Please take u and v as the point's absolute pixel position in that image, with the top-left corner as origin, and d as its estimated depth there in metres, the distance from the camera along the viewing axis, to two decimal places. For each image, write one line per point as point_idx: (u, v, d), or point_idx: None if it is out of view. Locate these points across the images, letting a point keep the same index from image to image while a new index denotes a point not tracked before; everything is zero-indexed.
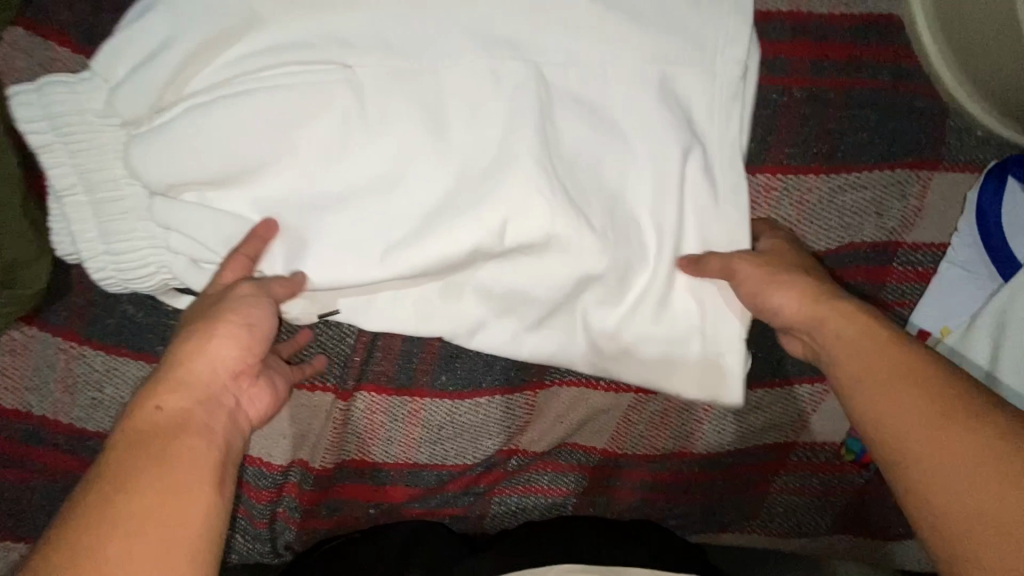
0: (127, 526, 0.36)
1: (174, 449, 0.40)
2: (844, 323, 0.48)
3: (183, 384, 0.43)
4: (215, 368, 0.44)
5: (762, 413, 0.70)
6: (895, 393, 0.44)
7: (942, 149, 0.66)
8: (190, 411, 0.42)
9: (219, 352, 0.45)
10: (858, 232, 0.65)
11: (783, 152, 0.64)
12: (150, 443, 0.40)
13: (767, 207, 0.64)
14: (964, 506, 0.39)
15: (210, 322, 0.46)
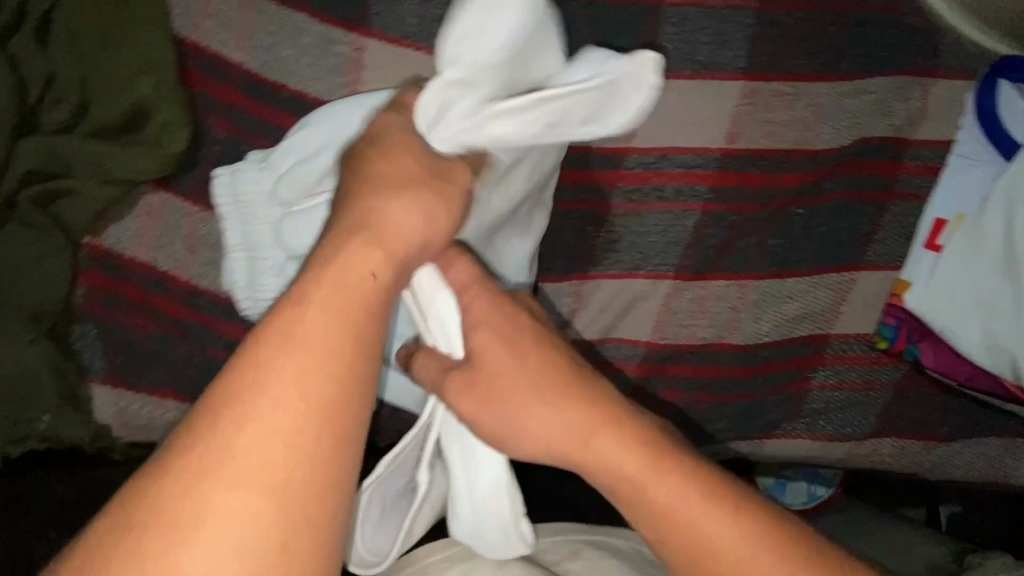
0: (268, 413, 0.36)
1: (311, 351, 0.37)
2: (587, 433, 0.50)
3: (328, 301, 0.39)
4: (362, 279, 0.41)
5: (795, 302, 0.74)
6: (595, 427, 0.50)
7: (935, 60, 0.74)
8: (337, 302, 0.40)
9: (359, 283, 0.41)
10: (867, 131, 0.73)
11: (793, 61, 0.73)
12: (274, 367, 0.37)
13: (783, 110, 0.72)
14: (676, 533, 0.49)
15: (413, 194, 0.47)
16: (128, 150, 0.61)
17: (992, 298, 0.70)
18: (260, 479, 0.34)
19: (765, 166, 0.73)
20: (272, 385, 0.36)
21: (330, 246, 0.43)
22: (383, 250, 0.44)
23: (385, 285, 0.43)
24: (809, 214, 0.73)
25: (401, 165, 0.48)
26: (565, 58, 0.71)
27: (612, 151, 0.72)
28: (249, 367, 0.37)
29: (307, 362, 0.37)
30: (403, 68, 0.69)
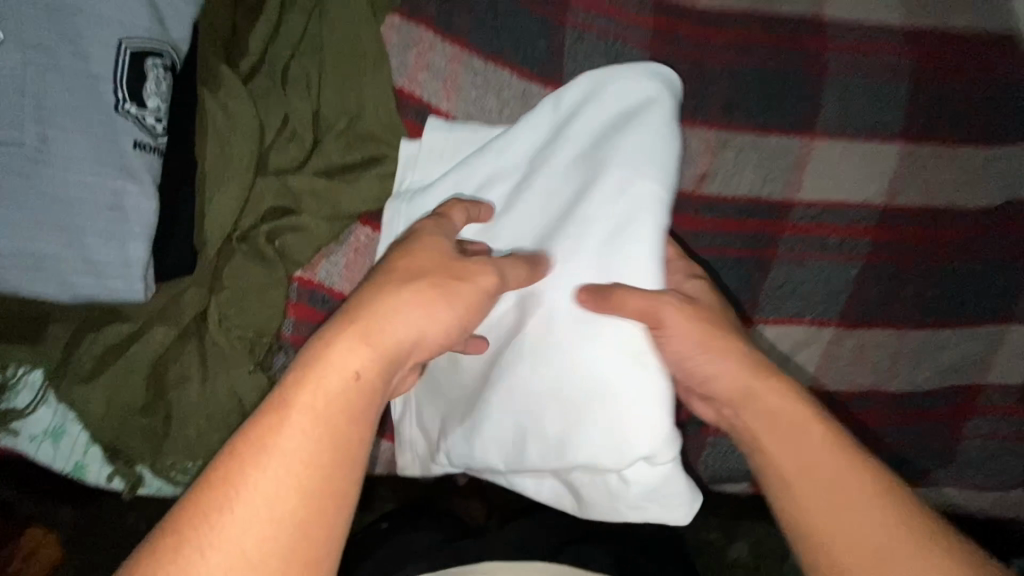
0: (292, 470, 0.41)
1: (319, 416, 0.43)
2: (755, 381, 0.54)
3: (316, 406, 0.43)
4: (353, 373, 0.44)
5: (950, 352, 0.79)
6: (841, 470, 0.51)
7: None
8: (344, 383, 0.44)
9: (341, 378, 0.44)
10: (1016, 194, 0.78)
11: (947, 126, 0.78)
12: (294, 428, 0.43)
13: (939, 171, 0.78)
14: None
15: (409, 290, 0.48)
16: (361, 184, 0.65)
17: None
18: (283, 515, 0.41)
19: (922, 223, 0.78)
20: (299, 436, 0.42)
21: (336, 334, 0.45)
22: (370, 348, 0.46)
23: (366, 383, 0.45)
24: (964, 269, 0.78)
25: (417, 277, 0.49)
26: (739, 116, 0.77)
27: (780, 203, 0.77)
28: (300, 407, 0.43)
29: (320, 437, 0.43)
30: None
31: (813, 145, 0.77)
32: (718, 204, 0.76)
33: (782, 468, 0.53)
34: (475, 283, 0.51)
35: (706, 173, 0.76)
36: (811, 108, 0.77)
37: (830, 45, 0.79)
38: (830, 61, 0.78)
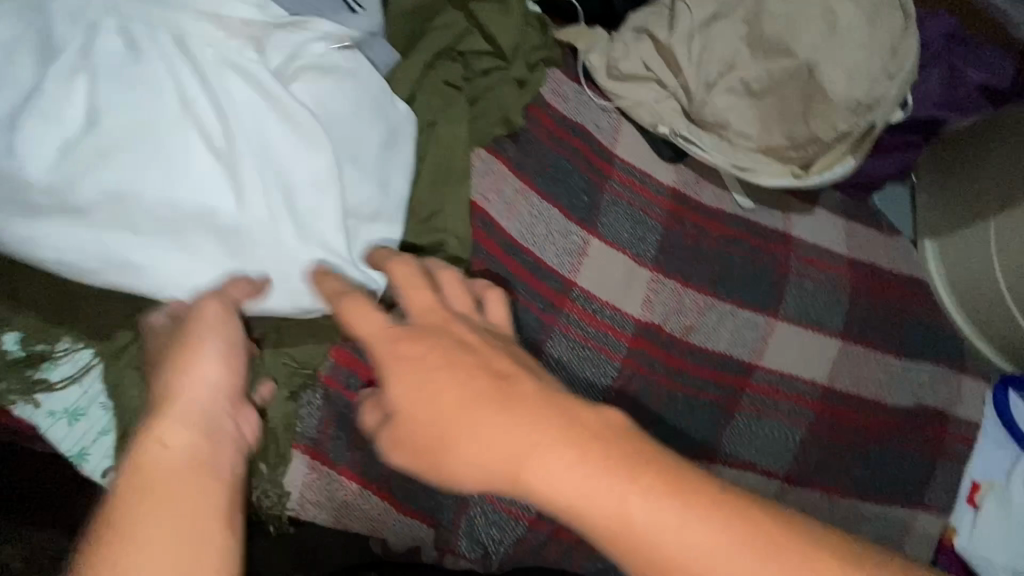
0: (153, 516, 0.42)
1: (169, 465, 0.45)
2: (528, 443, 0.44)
3: (184, 431, 0.47)
4: (207, 400, 0.49)
5: (870, 523, 0.91)
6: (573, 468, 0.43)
7: (964, 363, 1.03)
8: (186, 418, 0.47)
9: (159, 449, 0.45)
10: (923, 401, 0.98)
11: (872, 335, 1.00)
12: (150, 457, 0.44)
13: (867, 369, 0.97)
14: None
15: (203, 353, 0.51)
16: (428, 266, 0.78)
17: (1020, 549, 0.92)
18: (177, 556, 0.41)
19: (853, 407, 0.95)
20: (188, 476, 0.44)
21: (146, 416, 0.47)
22: (196, 431, 0.47)
23: (224, 397, 0.50)
24: (883, 452, 0.94)
25: (211, 316, 0.54)
26: (724, 289, 0.97)
27: (748, 364, 0.93)
28: (141, 475, 0.43)
29: (208, 493, 0.45)
30: (614, 264, 0.92)
31: (775, 324, 0.96)
32: (701, 352, 0.92)
33: (505, 462, 0.44)
34: (220, 343, 0.52)
35: (694, 325, 0.93)
36: (776, 297, 0.98)
37: (794, 254, 1.03)
38: (794, 266, 1.01)
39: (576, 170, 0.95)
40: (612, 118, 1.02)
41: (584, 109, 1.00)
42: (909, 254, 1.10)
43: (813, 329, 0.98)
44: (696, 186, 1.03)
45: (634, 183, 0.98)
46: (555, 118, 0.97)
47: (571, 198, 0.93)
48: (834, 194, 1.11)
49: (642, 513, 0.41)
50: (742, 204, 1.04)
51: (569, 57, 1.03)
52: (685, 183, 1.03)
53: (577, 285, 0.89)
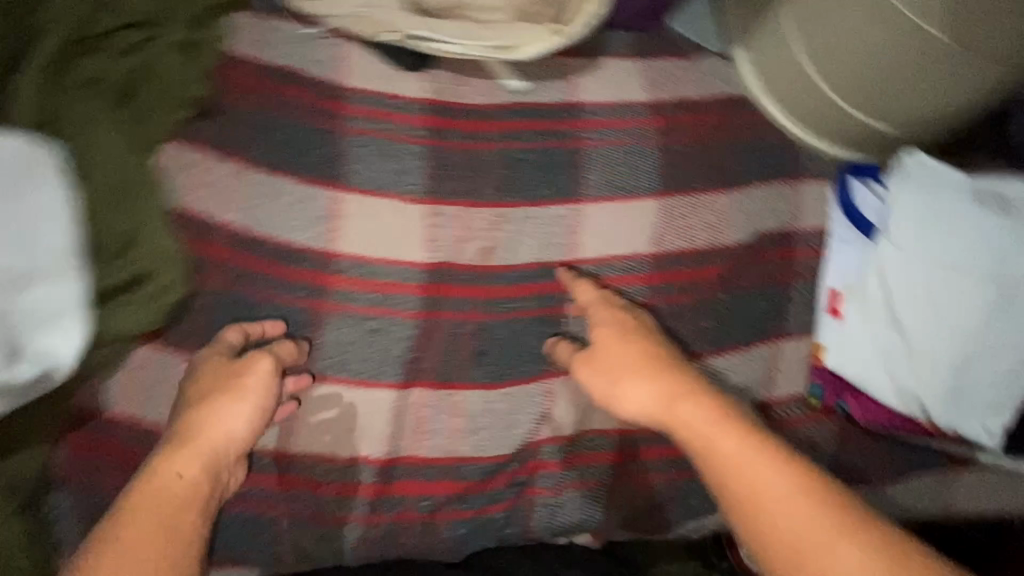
0: (150, 518, 0.61)
1: (184, 479, 0.65)
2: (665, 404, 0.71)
3: (191, 461, 0.66)
4: (227, 441, 0.68)
5: (734, 373, 0.86)
6: (698, 415, 0.69)
7: (801, 169, 0.94)
8: (207, 449, 0.67)
9: (177, 482, 0.64)
10: (762, 227, 0.90)
11: (692, 180, 0.91)
12: (159, 475, 0.64)
13: (693, 218, 0.89)
14: (775, 543, 0.61)
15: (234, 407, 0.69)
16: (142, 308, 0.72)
17: (908, 346, 0.81)
18: (166, 550, 0.60)
19: (687, 264, 0.87)
20: (182, 493, 0.64)
21: (168, 453, 0.66)
22: (248, 423, 0.69)
23: (236, 447, 0.69)
24: (730, 297, 0.87)
25: (259, 379, 0.70)
26: (515, 193, 0.86)
27: (561, 264, 0.85)
28: (161, 488, 0.64)
29: (191, 508, 0.64)
30: (376, 213, 0.80)
31: (581, 210, 0.87)
32: (505, 271, 0.83)
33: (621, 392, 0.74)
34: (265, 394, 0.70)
35: (490, 246, 0.83)
36: (574, 180, 0.88)
37: (586, 123, 0.91)
38: (588, 136, 0.90)
39: (301, 124, 0.81)
40: (331, 44, 0.86)
41: (292, 46, 0.84)
42: (719, 70, 0.98)
43: (623, 199, 0.88)
44: (456, 87, 0.89)
45: (378, 114, 0.85)
46: (258, 71, 0.82)
47: (301, 159, 0.79)
48: (619, 36, 0.97)
49: (735, 464, 0.65)
50: (513, 88, 0.90)
51: None
52: (442, 88, 0.88)
53: (339, 255, 0.78)
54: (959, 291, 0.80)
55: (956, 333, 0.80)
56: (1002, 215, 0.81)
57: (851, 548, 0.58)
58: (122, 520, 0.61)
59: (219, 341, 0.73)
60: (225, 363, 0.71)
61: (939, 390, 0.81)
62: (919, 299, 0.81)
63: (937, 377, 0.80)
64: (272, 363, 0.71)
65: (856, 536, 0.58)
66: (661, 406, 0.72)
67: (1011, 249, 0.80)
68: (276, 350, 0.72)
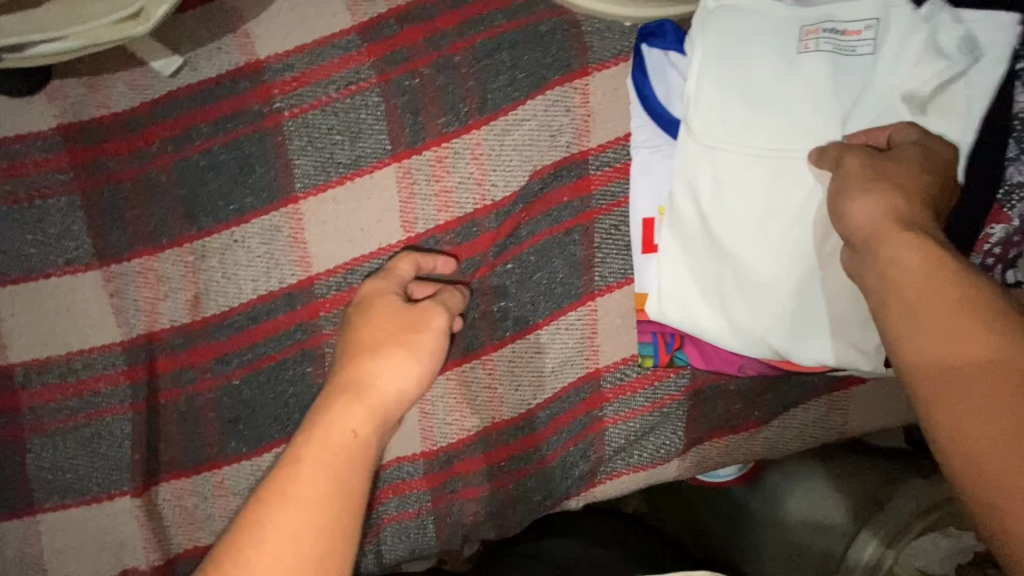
0: (319, 466, 0.47)
1: (335, 448, 0.49)
2: (887, 232, 0.46)
3: (319, 449, 0.49)
4: (396, 400, 0.55)
5: (545, 356, 0.70)
6: (916, 265, 0.43)
7: (583, 57, 0.67)
8: (378, 400, 0.54)
9: (348, 427, 0.51)
10: (540, 161, 0.67)
11: (438, 122, 0.67)
12: (329, 426, 0.51)
13: (446, 176, 0.67)
14: (963, 430, 0.38)
15: (392, 355, 0.56)
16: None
17: (740, 271, 0.62)
18: (302, 545, 0.43)
19: (452, 239, 0.68)
20: (352, 451, 0.50)
21: (331, 399, 0.53)
22: (365, 404, 0.53)
23: (405, 403, 0.56)
24: (519, 265, 0.68)
25: (432, 335, 0.58)
26: (208, 218, 0.66)
27: (296, 288, 0.67)
28: (334, 429, 0.50)
29: (309, 509, 0.45)
30: (39, 304, 0.64)
31: (299, 212, 0.67)
32: (227, 321, 0.66)
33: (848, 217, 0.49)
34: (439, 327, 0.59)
35: (199, 294, 0.66)
36: (283, 174, 0.67)
37: (275, 88, 0.67)
38: (284, 106, 0.67)
39: None
40: None
41: None
42: None
43: (351, 178, 0.67)
44: (98, 96, 0.67)
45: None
46: None
47: None
48: None
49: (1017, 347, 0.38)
50: (167, 69, 0.66)
51: None
52: (73, 106, 0.66)
53: (13, 366, 0.64)
54: (795, 178, 0.59)
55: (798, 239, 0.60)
56: (838, 55, 0.59)
57: (990, 417, 0.37)
58: (266, 491, 0.46)
59: (389, 273, 0.63)
60: (402, 306, 0.59)
61: (783, 318, 0.62)
62: (741, 201, 0.61)
63: (785, 300, 0.61)
64: (449, 323, 0.60)
65: (987, 390, 0.37)
66: (884, 226, 0.46)
67: (851, 104, 0.58)
68: (447, 299, 0.63)
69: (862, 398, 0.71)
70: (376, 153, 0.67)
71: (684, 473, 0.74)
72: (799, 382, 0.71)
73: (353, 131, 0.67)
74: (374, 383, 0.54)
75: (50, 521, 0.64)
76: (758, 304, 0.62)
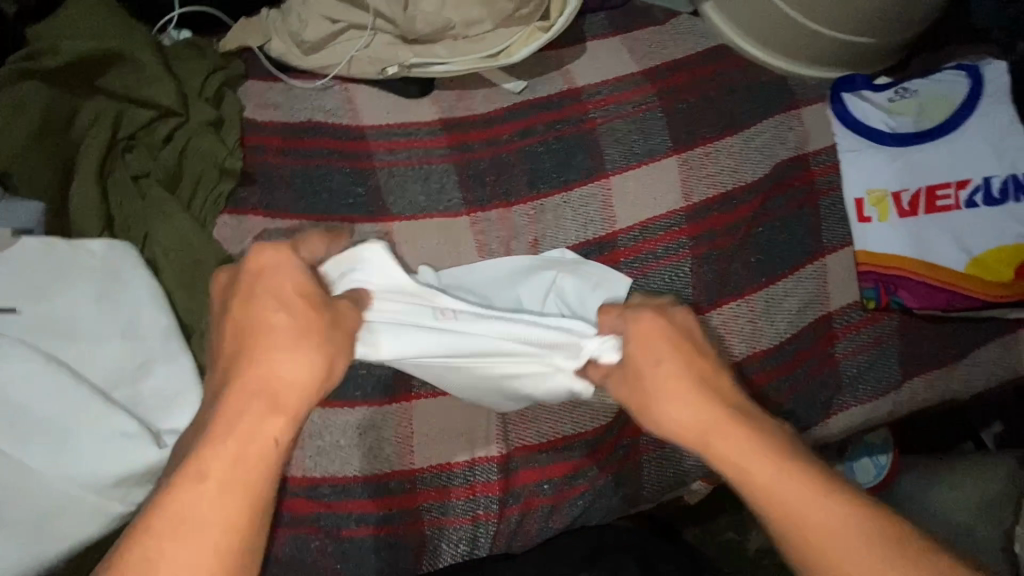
0: (224, 477, 0.48)
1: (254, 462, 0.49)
2: (709, 427, 0.56)
3: (243, 454, 0.49)
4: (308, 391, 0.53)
5: (791, 298, 0.89)
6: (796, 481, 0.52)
7: (797, 96, 0.98)
8: (281, 394, 0.52)
9: (260, 429, 0.50)
10: (777, 157, 0.94)
11: (702, 131, 0.95)
12: (250, 416, 0.50)
13: (711, 165, 0.93)
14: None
15: (306, 348, 0.54)
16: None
17: (943, 227, 0.88)
18: (215, 537, 0.46)
19: (719, 208, 0.91)
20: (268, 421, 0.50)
21: (244, 388, 0.52)
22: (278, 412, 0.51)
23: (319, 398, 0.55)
24: (768, 229, 0.91)
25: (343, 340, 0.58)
26: (543, 185, 0.90)
27: (605, 239, 0.89)
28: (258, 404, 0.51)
29: (223, 529, 0.46)
30: (424, 233, 0.85)
31: (610, 185, 0.91)
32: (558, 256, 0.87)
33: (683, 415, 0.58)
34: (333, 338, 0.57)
35: (537, 238, 0.88)
36: (597, 159, 0.92)
37: (589, 105, 0.95)
38: (596, 116, 0.95)
39: (331, 169, 0.85)
40: (336, 90, 0.91)
41: (302, 101, 0.89)
42: (693, 27, 1.03)
43: (643, 164, 0.92)
44: (463, 103, 0.94)
45: (399, 143, 0.89)
46: (278, 132, 0.86)
47: (343, 200, 0.83)
48: (595, 18, 1.03)
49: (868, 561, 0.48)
50: (512, 90, 0.95)
51: (260, 58, 0.91)
52: (449, 107, 0.93)
53: None
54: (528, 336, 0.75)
55: (982, 204, 0.87)
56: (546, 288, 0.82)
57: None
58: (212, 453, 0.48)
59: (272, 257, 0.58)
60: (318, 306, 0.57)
61: (978, 258, 0.87)
62: (942, 181, 0.88)
63: (980, 248, 0.87)
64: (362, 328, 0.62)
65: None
66: (697, 426, 0.57)
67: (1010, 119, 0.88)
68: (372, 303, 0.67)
69: None
70: (660, 148, 0.93)
71: (897, 405, 0.92)
72: (983, 326, 0.91)
73: (643, 133, 0.94)
74: (285, 369, 0.52)
75: (424, 405, 0.77)
76: (957, 249, 0.88)
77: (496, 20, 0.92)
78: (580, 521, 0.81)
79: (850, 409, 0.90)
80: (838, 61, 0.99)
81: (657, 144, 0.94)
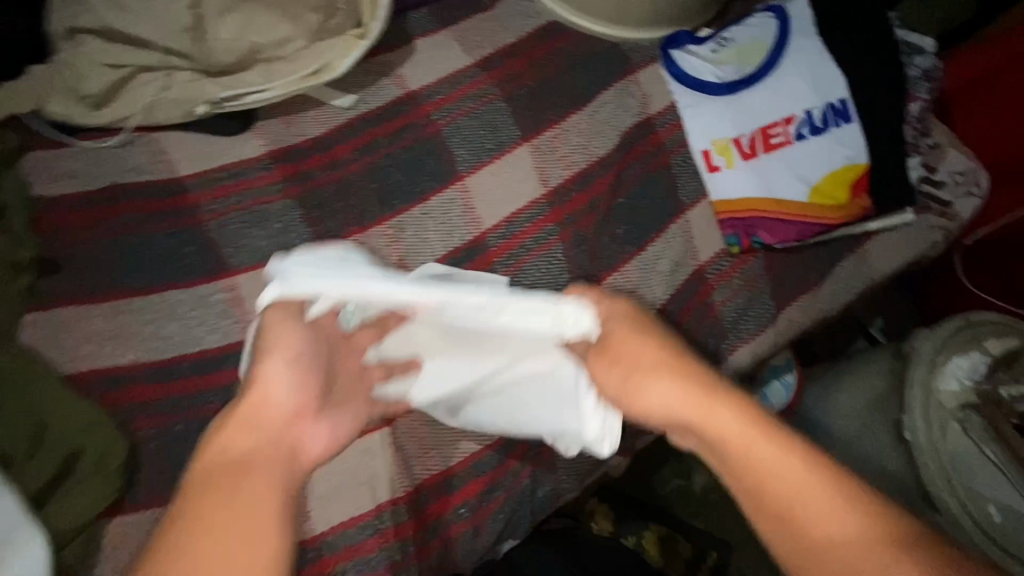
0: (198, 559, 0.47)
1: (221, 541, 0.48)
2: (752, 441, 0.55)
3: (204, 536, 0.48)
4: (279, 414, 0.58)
5: (663, 262, 0.91)
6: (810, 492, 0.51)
7: (631, 61, 0.99)
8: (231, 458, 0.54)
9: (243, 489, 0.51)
10: (624, 125, 0.94)
11: (548, 112, 0.94)
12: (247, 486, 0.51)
13: (562, 146, 0.92)
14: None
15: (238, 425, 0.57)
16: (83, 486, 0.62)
17: (781, 163, 0.93)
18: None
19: (579, 188, 0.91)
20: (249, 481, 0.52)
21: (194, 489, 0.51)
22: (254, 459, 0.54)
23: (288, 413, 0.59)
24: (629, 198, 0.92)
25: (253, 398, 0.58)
26: (397, 201, 0.86)
27: (472, 242, 0.87)
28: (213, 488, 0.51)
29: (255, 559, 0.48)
30: None
31: (466, 187, 0.88)
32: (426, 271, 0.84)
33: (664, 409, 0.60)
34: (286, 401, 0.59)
35: (402, 257, 0.84)
36: (448, 163, 0.89)
37: (430, 107, 0.91)
38: (438, 117, 0.91)
39: (152, 235, 0.76)
40: (141, 144, 0.81)
41: (101, 164, 0.79)
42: (519, 9, 1.01)
43: (495, 157, 0.90)
44: (291, 130, 0.87)
45: (227, 188, 0.81)
46: (78, 205, 0.75)
47: (173, 264, 0.75)
48: (418, 15, 0.98)
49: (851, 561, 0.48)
50: (343, 108, 0.89)
51: (38, 124, 0.80)
52: (276, 137, 0.85)
53: None
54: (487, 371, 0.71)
55: (810, 135, 0.92)
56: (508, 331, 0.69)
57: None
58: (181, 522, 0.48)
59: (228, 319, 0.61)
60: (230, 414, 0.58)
61: (817, 186, 0.93)
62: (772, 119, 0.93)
63: (817, 176, 0.93)
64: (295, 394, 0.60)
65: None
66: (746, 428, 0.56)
67: (819, 49, 0.93)
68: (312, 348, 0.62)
69: (880, 248, 0.99)
70: (509, 138, 0.91)
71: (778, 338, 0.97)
72: (836, 246, 0.97)
73: (489, 126, 0.91)
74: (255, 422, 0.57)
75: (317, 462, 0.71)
76: (797, 181, 0.93)
77: (306, 36, 0.85)
78: (506, 531, 0.81)
79: (739, 352, 0.94)
80: (662, 19, 1.00)
81: (506, 134, 0.91)
